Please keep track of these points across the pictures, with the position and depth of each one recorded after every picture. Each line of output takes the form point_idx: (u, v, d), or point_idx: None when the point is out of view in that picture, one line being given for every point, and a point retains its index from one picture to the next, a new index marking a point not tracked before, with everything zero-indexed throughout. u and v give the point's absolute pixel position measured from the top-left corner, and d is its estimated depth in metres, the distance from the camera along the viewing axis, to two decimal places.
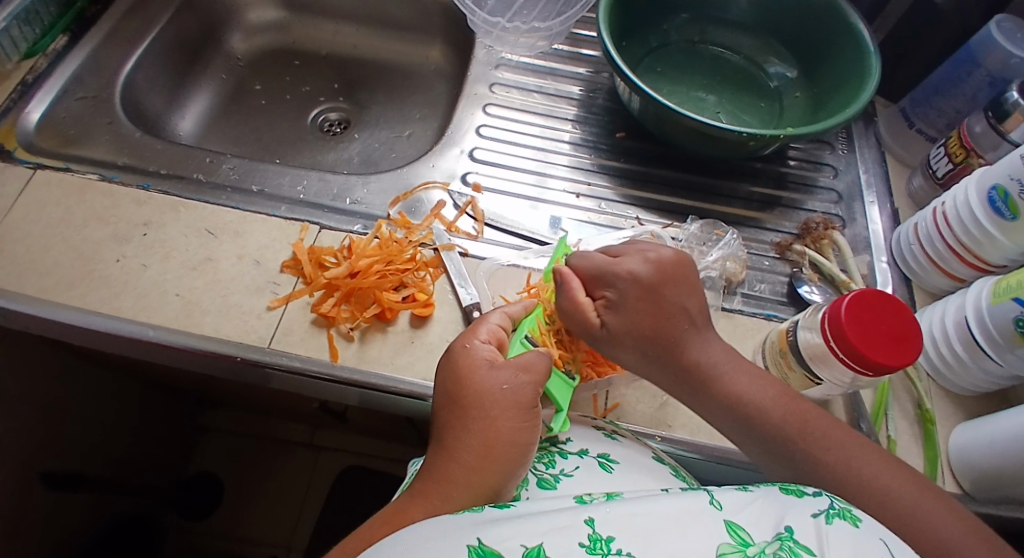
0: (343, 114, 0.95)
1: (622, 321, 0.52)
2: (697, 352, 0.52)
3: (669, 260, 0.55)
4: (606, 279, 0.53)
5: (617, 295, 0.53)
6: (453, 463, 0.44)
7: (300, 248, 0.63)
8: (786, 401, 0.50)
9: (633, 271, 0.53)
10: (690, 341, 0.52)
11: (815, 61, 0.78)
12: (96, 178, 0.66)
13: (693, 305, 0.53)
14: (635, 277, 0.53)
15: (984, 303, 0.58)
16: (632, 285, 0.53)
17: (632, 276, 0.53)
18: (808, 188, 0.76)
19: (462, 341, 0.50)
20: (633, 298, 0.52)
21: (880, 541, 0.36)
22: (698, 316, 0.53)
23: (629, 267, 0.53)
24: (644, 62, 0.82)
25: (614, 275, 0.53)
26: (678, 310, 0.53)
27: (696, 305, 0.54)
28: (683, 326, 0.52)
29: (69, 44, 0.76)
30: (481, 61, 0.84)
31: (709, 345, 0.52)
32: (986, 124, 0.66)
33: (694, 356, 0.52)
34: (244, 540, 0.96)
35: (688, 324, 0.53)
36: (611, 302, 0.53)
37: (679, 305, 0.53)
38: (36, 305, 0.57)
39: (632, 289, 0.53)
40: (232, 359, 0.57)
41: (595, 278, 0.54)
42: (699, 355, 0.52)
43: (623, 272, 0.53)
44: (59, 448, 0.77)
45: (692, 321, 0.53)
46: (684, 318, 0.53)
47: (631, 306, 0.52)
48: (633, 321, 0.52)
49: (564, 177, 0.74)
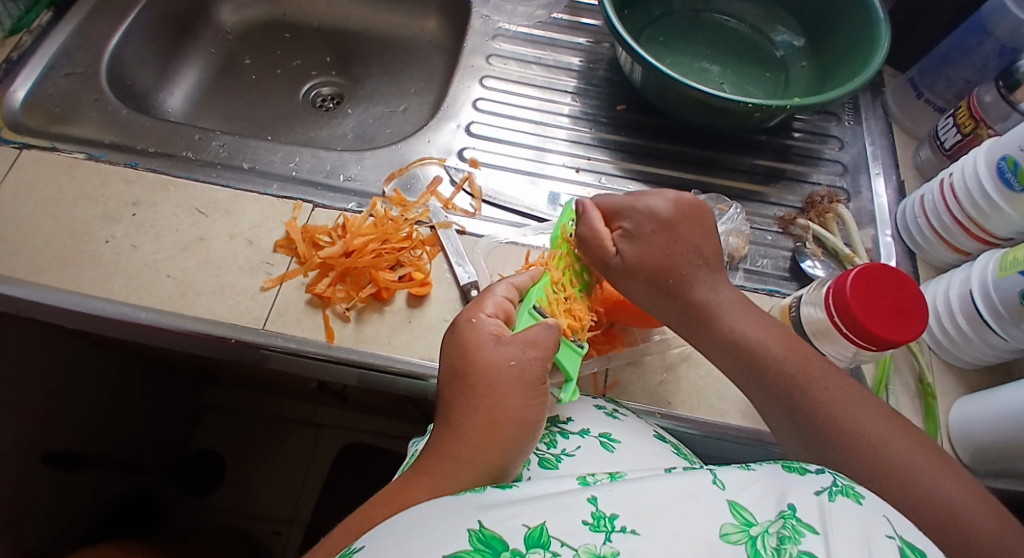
0: (336, 89, 0.93)
1: (637, 252, 0.52)
2: (705, 292, 0.52)
3: (688, 201, 0.54)
4: (624, 212, 0.53)
5: (634, 226, 0.52)
6: (458, 442, 0.43)
7: (294, 226, 0.61)
8: (797, 355, 0.49)
9: (652, 207, 0.53)
10: (700, 280, 0.52)
11: (821, 28, 0.76)
12: (84, 157, 0.64)
13: (707, 247, 0.53)
14: (654, 213, 0.53)
15: (990, 276, 0.56)
16: (649, 219, 0.52)
17: (650, 212, 0.53)
18: (812, 160, 0.75)
19: (468, 315, 0.49)
20: (649, 230, 0.52)
21: (884, 517, 0.36)
22: (711, 258, 0.53)
23: (649, 204, 0.53)
24: (645, 32, 0.80)
25: (633, 210, 0.53)
26: (693, 248, 0.52)
27: (709, 247, 0.53)
28: (695, 262, 0.52)
29: (53, 19, 0.74)
30: (478, 31, 0.82)
31: (718, 286, 0.52)
32: (997, 94, 0.64)
33: (701, 295, 0.51)
34: (248, 517, 0.96)
35: (700, 263, 0.52)
36: (628, 233, 0.52)
37: (694, 243, 0.53)
38: (26, 287, 0.56)
39: (648, 222, 0.52)
40: (226, 341, 0.56)
41: (614, 213, 0.54)
42: (707, 293, 0.52)
43: (642, 207, 0.53)
44: (61, 430, 0.77)
45: (704, 262, 0.52)
46: (697, 257, 0.52)
47: (648, 238, 0.52)
48: (650, 253, 0.52)
49: (563, 152, 0.72)
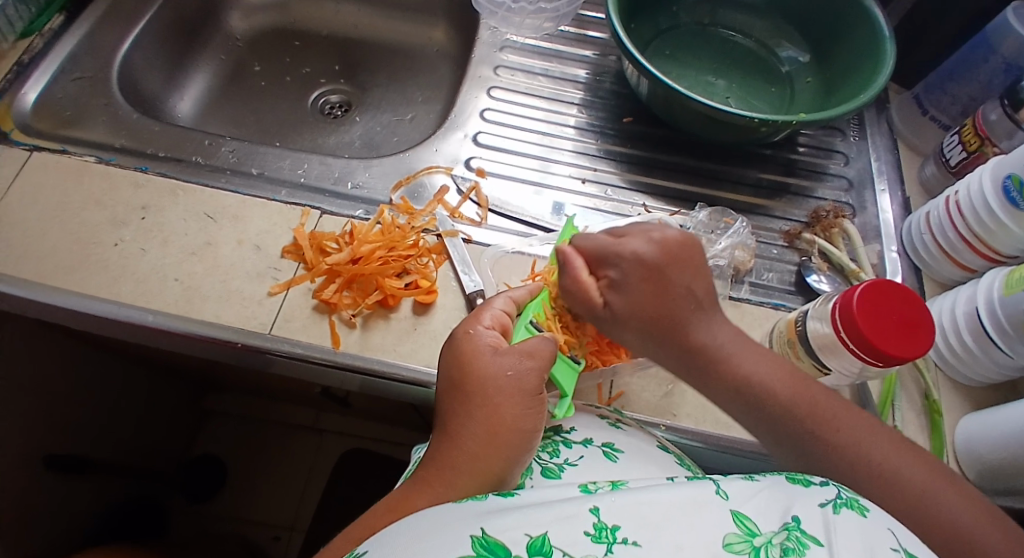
0: (344, 96, 0.93)
1: (625, 303, 0.51)
2: (703, 335, 0.51)
3: (675, 240, 0.53)
4: (609, 259, 0.52)
5: (620, 274, 0.51)
6: (456, 450, 0.43)
7: (302, 233, 0.62)
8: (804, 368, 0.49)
9: (637, 252, 0.52)
10: (696, 324, 0.51)
11: (828, 45, 0.77)
12: (93, 160, 0.64)
13: (699, 287, 0.52)
14: (640, 258, 0.52)
15: (996, 293, 0.57)
16: (636, 265, 0.51)
17: (636, 258, 0.52)
18: (817, 175, 0.75)
19: (465, 327, 0.49)
20: (636, 278, 0.51)
21: (888, 530, 0.35)
22: (705, 299, 0.52)
23: (633, 248, 0.52)
24: (652, 45, 0.81)
25: (618, 256, 0.52)
26: (684, 292, 0.51)
27: (703, 287, 0.52)
28: (688, 307, 0.51)
29: (65, 23, 0.74)
30: (486, 42, 0.82)
31: (715, 328, 0.51)
32: (1001, 113, 0.65)
33: (700, 338, 0.50)
34: (247, 523, 0.96)
35: (694, 305, 0.51)
36: (614, 283, 0.52)
37: (686, 286, 0.51)
38: (32, 290, 0.56)
39: (634, 270, 0.51)
40: (232, 345, 0.56)
41: (599, 260, 0.53)
42: (705, 337, 0.51)
43: (626, 252, 0.52)
44: (62, 432, 0.77)
45: (698, 304, 0.51)
46: (690, 300, 0.51)
47: (635, 286, 0.51)
48: (639, 303, 0.51)
49: (569, 163, 0.73)
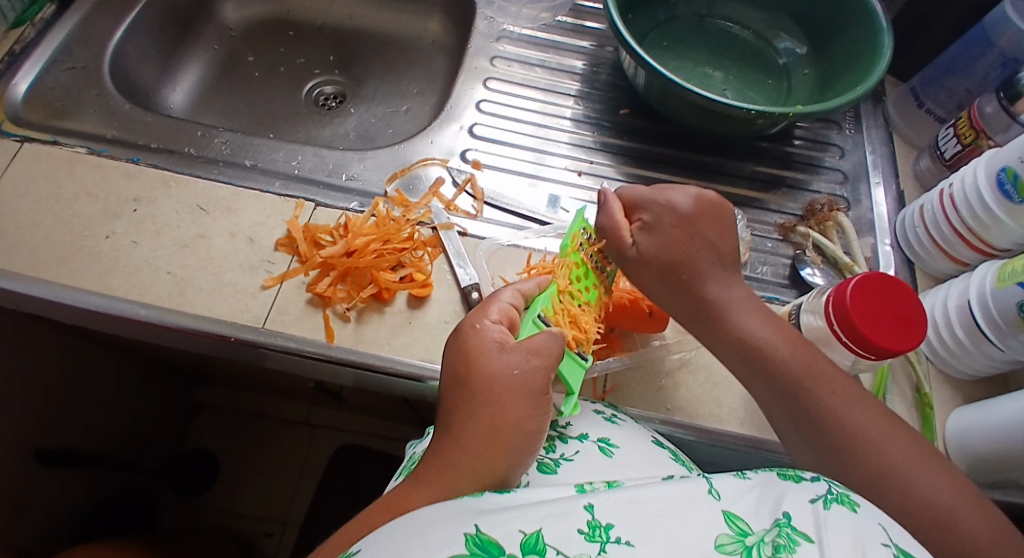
0: (339, 88, 0.93)
1: (653, 245, 0.52)
2: (717, 288, 0.52)
3: (709, 199, 0.54)
4: (643, 204, 0.54)
5: (653, 219, 0.53)
6: (458, 448, 0.43)
7: (296, 225, 0.61)
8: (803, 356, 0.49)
9: (673, 201, 0.53)
10: (713, 276, 0.52)
11: (824, 37, 0.77)
12: (85, 151, 0.64)
13: (724, 245, 0.53)
14: (674, 207, 0.53)
15: (988, 287, 0.57)
16: (667, 212, 0.53)
17: (670, 206, 0.53)
18: (813, 168, 0.75)
19: (472, 320, 0.49)
20: (668, 223, 0.52)
21: (879, 525, 0.36)
22: (726, 257, 0.53)
23: (670, 197, 0.53)
24: (649, 36, 0.80)
25: (653, 201, 0.54)
26: (709, 245, 0.53)
27: (727, 245, 0.53)
28: (709, 258, 0.52)
29: (56, 13, 0.73)
30: (482, 33, 0.82)
31: (732, 283, 0.52)
32: (998, 104, 0.64)
33: (713, 290, 0.52)
34: (242, 515, 0.96)
35: (715, 259, 0.52)
36: (646, 225, 0.53)
37: (712, 240, 0.53)
38: (24, 282, 0.56)
39: (666, 216, 0.53)
40: (225, 339, 0.56)
41: (634, 205, 0.54)
42: (719, 290, 0.52)
43: (662, 200, 0.53)
44: (56, 424, 0.77)
45: (719, 259, 0.53)
46: (713, 254, 0.52)
47: (666, 231, 0.52)
48: (665, 247, 0.52)
49: (565, 155, 0.73)
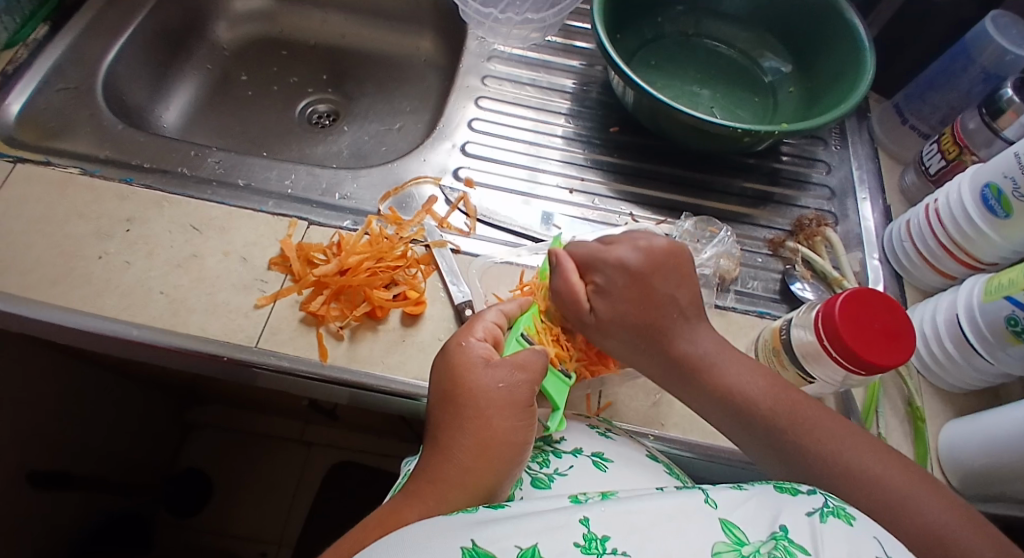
0: (331, 106, 0.93)
1: (611, 308, 0.53)
2: (685, 344, 0.52)
3: (660, 248, 0.55)
4: (595, 265, 0.54)
5: (606, 281, 0.53)
6: (446, 463, 0.43)
7: (289, 244, 0.61)
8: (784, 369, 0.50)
9: (622, 260, 0.54)
10: (678, 330, 0.53)
11: (809, 56, 0.78)
12: (77, 172, 0.64)
13: (683, 297, 0.54)
14: (624, 264, 0.54)
15: (976, 300, 0.58)
16: (620, 272, 0.53)
17: (621, 264, 0.54)
18: (800, 184, 0.76)
19: (457, 338, 0.49)
20: (621, 284, 0.53)
21: (874, 539, 0.36)
22: (688, 307, 0.53)
23: (619, 255, 0.54)
24: (638, 55, 0.81)
25: (603, 262, 0.54)
26: (667, 299, 0.53)
27: (687, 297, 0.54)
28: (671, 314, 0.53)
29: (49, 34, 0.73)
30: (473, 53, 0.83)
31: (698, 336, 0.53)
32: (980, 121, 0.66)
33: (681, 347, 0.52)
34: (235, 535, 0.95)
35: (677, 314, 0.53)
36: (600, 288, 0.53)
37: (669, 293, 0.53)
38: (15, 304, 0.56)
39: (619, 276, 0.53)
40: (219, 359, 0.56)
41: (586, 265, 0.55)
42: (688, 346, 0.52)
43: (613, 258, 0.54)
44: (47, 445, 0.76)
45: (681, 312, 0.53)
46: (673, 309, 0.53)
47: (620, 292, 0.53)
48: (622, 308, 0.53)
49: (556, 172, 0.73)
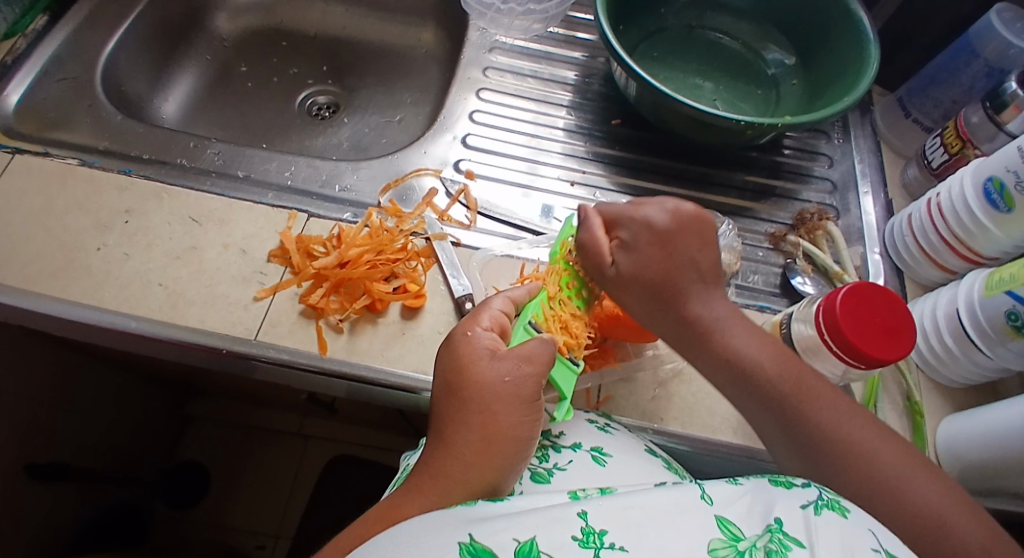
0: (332, 97, 0.93)
1: (632, 262, 0.53)
2: (698, 306, 0.52)
3: (688, 212, 0.55)
4: (621, 222, 0.55)
5: (630, 237, 0.54)
6: (450, 456, 0.43)
7: (289, 236, 0.61)
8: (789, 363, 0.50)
9: (648, 218, 0.54)
10: (695, 293, 0.52)
11: (812, 49, 0.78)
12: (76, 164, 0.64)
13: (705, 258, 0.54)
14: (650, 224, 0.54)
15: (976, 296, 0.57)
16: (644, 229, 0.54)
17: (646, 223, 0.54)
18: (802, 178, 0.76)
19: (463, 328, 0.49)
20: (645, 241, 0.53)
21: (868, 531, 0.36)
22: (707, 272, 0.53)
23: (646, 214, 0.54)
24: (640, 47, 0.81)
25: (630, 219, 0.54)
26: (688, 261, 0.53)
27: (707, 260, 0.54)
28: (690, 275, 0.53)
29: (48, 24, 0.73)
30: (474, 44, 0.82)
31: (713, 300, 0.53)
32: (984, 114, 0.66)
33: (695, 308, 0.52)
34: (233, 529, 0.96)
35: (696, 276, 0.53)
36: (624, 243, 0.53)
37: (692, 255, 0.53)
38: (14, 296, 0.56)
39: (643, 233, 0.53)
40: (218, 351, 0.56)
41: (613, 222, 0.55)
42: (700, 308, 0.52)
43: (639, 217, 0.54)
44: (47, 437, 0.76)
45: (700, 275, 0.53)
46: (693, 271, 0.53)
47: (643, 249, 0.53)
48: (644, 264, 0.53)
49: (557, 165, 0.73)
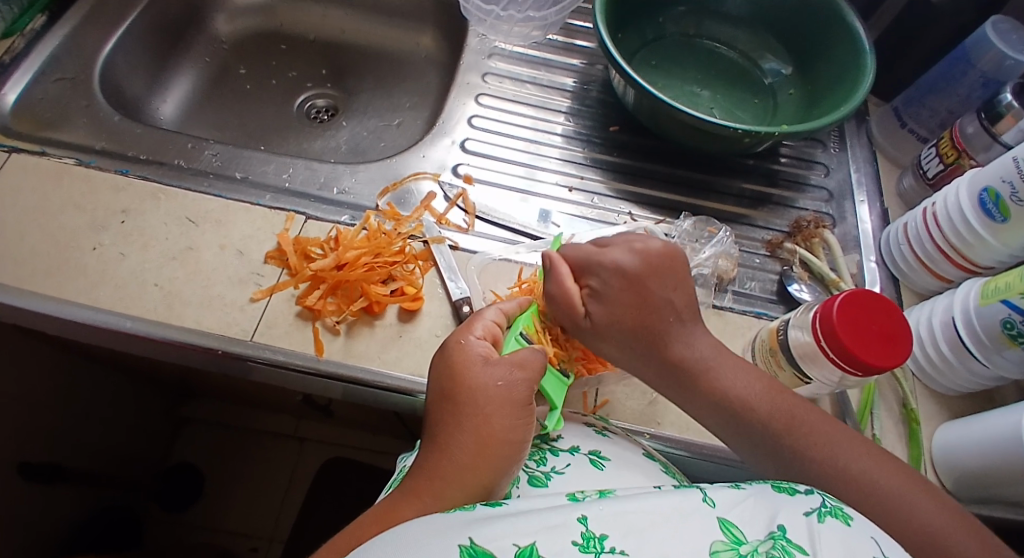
0: (330, 101, 0.93)
1: (606, 313, 0.52)
2: (681, 348, 0.52)
3: (657, 251, 0.54)
4: (590, 268, 0.53)
5: (601, 284, 0.53)
6: (446, 460, 0.43)
7: (286, 238, 0.61)
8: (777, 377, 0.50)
9: (617, 262, 0.53)
10: (675, 334, 0.52)
11: (809, 58, 0.78)
12: (72, 163, 0.63)
13: (679, 300, 0.53)
14: (619, 268, 0.53)
15: (972, 304, 0.58)
16: (615, 275, 0.52)
17: (616, 267, 0.53)
18: (799, 186, 0.76)
19: (456, 337, 0.49)
20: (616, 287, 0.52)
21: (871, 539, 0.36)
22: (684, 310, 0.53)
23: (613, 258, 0.53)
24: (639, 55, 0.81)
25: (599, 265, 0.53)
26: (663, 303, 0.52)
27: (683, 300, 0.53)
28: (666, 317, 0.52)
29: (47, 23, 0.73)
30: (474, 50, 0.83)
31: (695, 340, 0.52)
32: (979, 125, 0.66)
33: (677, 351, 0.52)
34: (226, 531, 0.95)
35: (673, 318, 0.52)
36: (595, 291, 0.53)
37: (665, 298, 0.52)
38: (8, 294, 0.55)
39: (614, 278, 0.52)
40: (214, 352, 0.55)
41: (580, 268, 0.54)
42: (684, 350, 0.52)
43: (607, 262, 0.53)
44: (39, 438, 0.76)
45: (677, 314, 0.52)
46: (670, 312, 0.52)
47: (614, 295, 0.52)
48: (618, 313, 0.52)
49: (555, 170, 0.73)
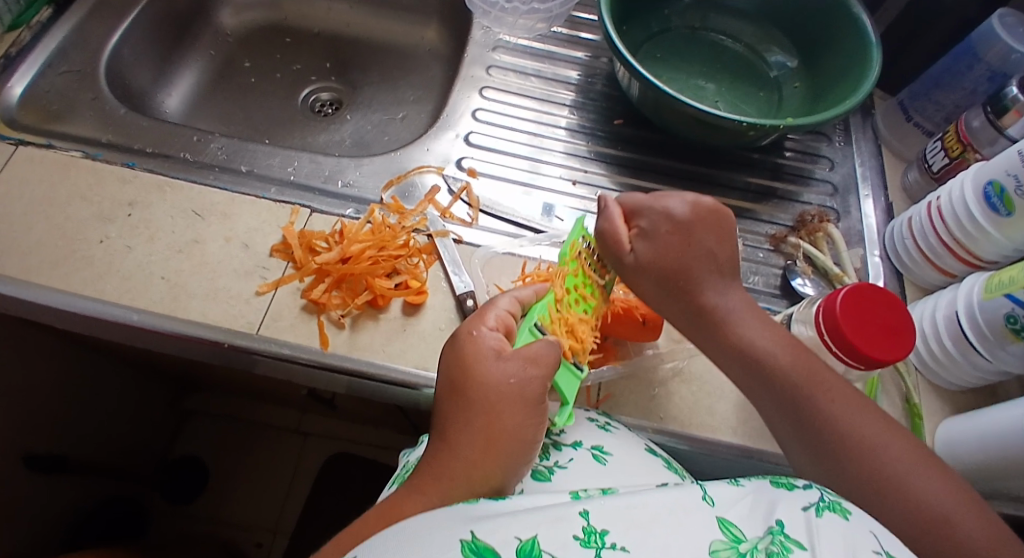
0: (335, 94, 0.93)
1: (651, 251, 0.53)
2: (714, 296, 0.53)
3: (706, 206, 0.55)
4: (641, 211, 0.55)
5: (650, 225, 0.54)
6: (454, 456, 0.43)
7: (291, 232, 0.61)
8: (795, 365, 0.50)
9: (670, 209, 0.54)
10: (710, 284, 0.53)
11: (815, 51, 0.78)
12: (79, 156, 0.64)
13: (721, 251, 0.54)
14: (670, 214, 0.54)
15: (976, 299, 0.58)
16: (665, 219, 0.54)
17: (666, 213, 0.54)
18: (803, 180, 0.76)
19: (469, 327, 0.49)
20: (665, 230, 0.54)
21: (870, 531, 0.36)
22: (725, 264, 0.54)
23: (667, 205, 0.54)
24: (643, 48, 0.81)
25: (651, 210, 0.55)
26: (706, 251, 0.54)
27: (724, 252, 0.54)
28: (706, 265, 0.53)
29: (52, 16, 0.73)
30: (478, 42, 0.83)
31: (729, 291, 0.54)
32: (985, 119, 0.66)
33: (709, 297, 0.53)
34: (231, 520, 0.96)
35: (713, 266, 0.54)
36: (644, 232, 0.54)
37: (709, 247, 0.54)
38: (16, 286, 0.56)
39: (663, 223, 0.54)
40: (219, 345, 0.56)
41: (633, 211, 0.55)
42: (716, 297, 0.53)
43: (660, 207, 0.54)
44: (47, 427, 0.76)
45: (717, 267, 0.54)
46: (710, 261, 0.54)
47: (662, 238, 0.53)
48: (663, 253, 0.53)
49: (559, 164, 0.73)
